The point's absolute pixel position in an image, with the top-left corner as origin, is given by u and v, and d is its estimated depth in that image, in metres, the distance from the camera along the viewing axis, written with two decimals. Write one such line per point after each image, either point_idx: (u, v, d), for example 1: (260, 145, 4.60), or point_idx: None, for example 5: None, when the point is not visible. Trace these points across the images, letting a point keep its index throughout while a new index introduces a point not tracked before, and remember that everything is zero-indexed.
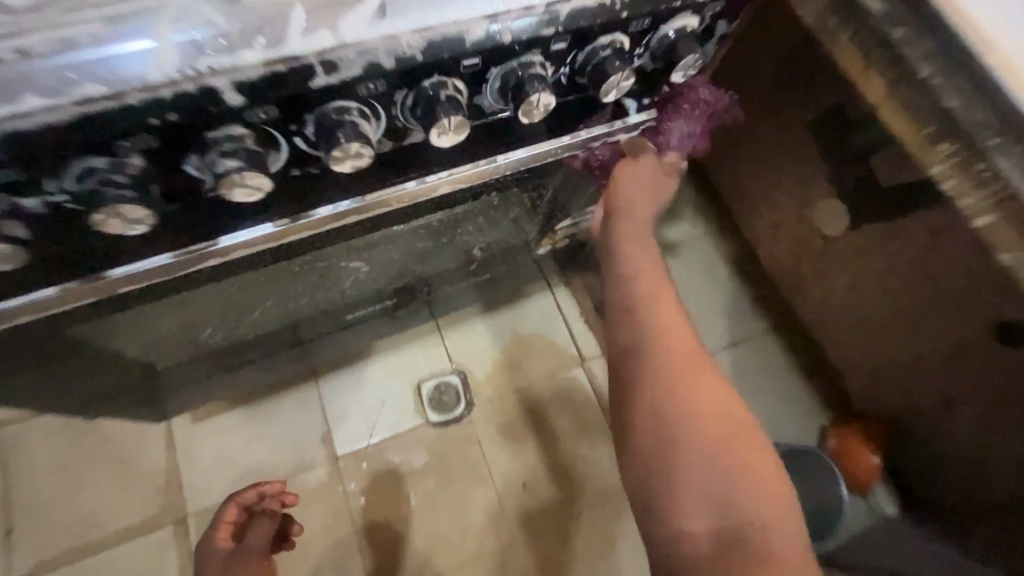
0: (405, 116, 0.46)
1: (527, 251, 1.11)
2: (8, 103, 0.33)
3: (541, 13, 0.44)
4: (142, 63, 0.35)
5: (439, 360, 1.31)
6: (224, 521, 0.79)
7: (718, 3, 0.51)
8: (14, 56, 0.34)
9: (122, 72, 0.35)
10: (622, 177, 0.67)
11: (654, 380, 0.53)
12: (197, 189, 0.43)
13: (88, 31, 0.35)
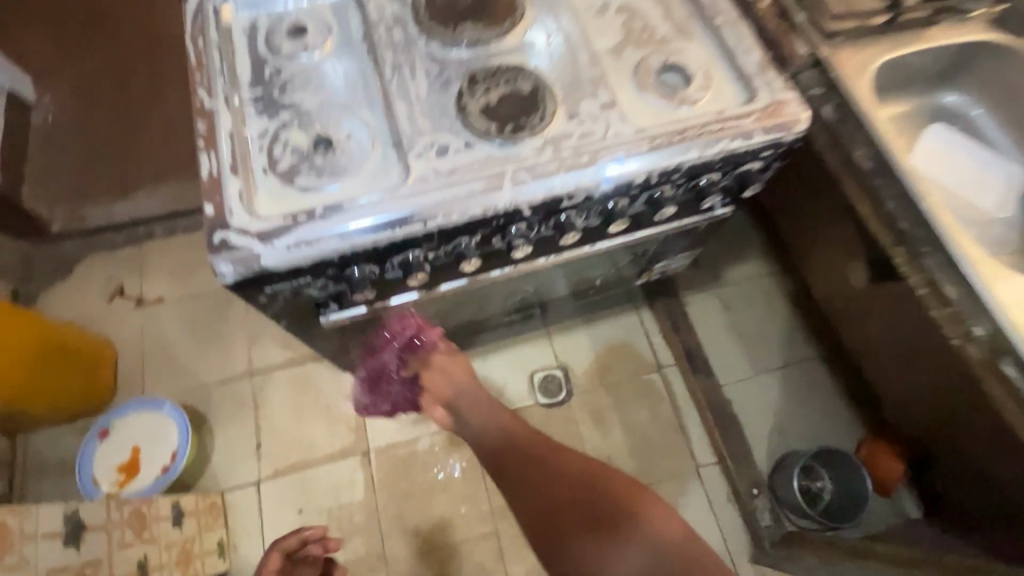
0: (595, 215, 0.87)
1: (625, 282, 1.51)
2: (427, 220, 0.77)
3: (673, 167, 0.84)
4: (418, 216, 0.77)
5: (548, 357, 1.73)
6: (270, 566, 1.12)
7: (774, 154, 0.89)
8: (379, 210, 0.77)
9: (411, 220, 0.77)
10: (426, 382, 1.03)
11: (541, 506, 0.84)
12: (494, 248, 0.87)
13: (450, 186, 0.79)
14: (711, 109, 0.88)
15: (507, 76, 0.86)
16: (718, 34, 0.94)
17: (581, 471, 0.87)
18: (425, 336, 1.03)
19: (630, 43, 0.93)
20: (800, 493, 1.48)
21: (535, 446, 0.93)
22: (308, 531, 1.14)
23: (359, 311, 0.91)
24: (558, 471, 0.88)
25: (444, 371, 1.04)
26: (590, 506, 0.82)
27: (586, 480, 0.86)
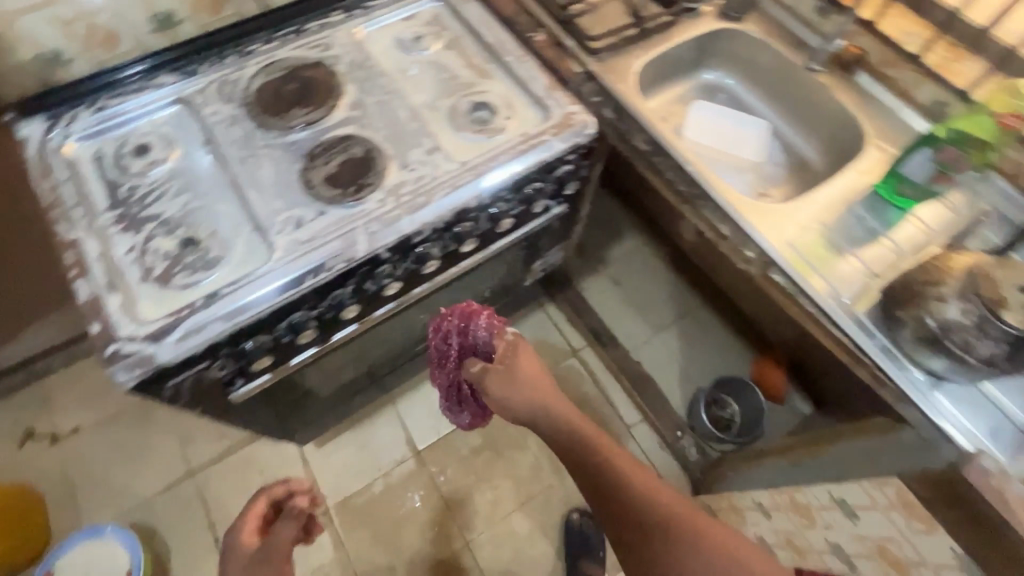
0: (448, 241, 1.02)
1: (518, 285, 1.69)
2: (298, 285, 0.89)
3: (498, 185, 1.01)
4: (289, 284, 0.89)
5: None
6: (253, 512, 1.01)
7: (577, 156, 1.08)
8: (254, 288, 0.88)
9: (284, 289, 0.89)
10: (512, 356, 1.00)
11: (608, 510, 0.83)
12: (370, 293, 1.00)
13: (312, 251, 0.91)
14: (517, 132, 1.06)
15: (340, 146, 1.00)
16: (510, 70, 1.13)
17: (634, 485, 0.83)
18: (471, 328, 1.10)
19: (441, 94, 1.11)
20: (710, 424, 1.73)
21: (584, 439, 0.90)
22: (295, 480, 1.03)
23: (266, 380, 1.01)
24: (608, 477, 0.84)
25: (517, 368, 0.99)
26: (646, 519, 0.80)
27: (632, 493, 0.82)
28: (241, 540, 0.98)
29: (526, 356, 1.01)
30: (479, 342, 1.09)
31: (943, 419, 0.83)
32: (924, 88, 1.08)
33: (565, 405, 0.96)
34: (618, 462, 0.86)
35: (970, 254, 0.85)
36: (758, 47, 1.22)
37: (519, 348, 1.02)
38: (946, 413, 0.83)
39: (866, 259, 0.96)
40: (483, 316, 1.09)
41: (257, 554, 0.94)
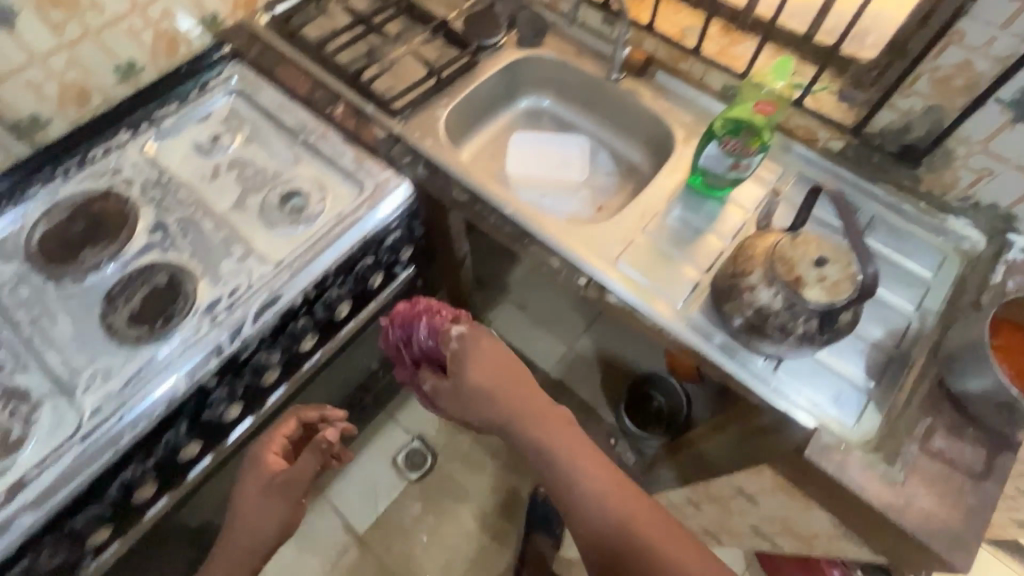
0: (286, 344, 0.98)
1: None
2: (116, 445, 0.82)
3: (320, 275, 0.97)
4: (105, 446, 0.81)
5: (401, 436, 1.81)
6: (281, 433, 0.99)
7: (402, 222, 1.06)
8: (65, 462, 0.80)
9: (100, 453, 0.81)
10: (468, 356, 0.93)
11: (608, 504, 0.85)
12: (212, 422, 0.94)
13: (126, 402, 0.84)
14: (333, 214, 1.03)
15: (141, 278, 0.94)
16: (316, 149, 1.10)
17: (619, 517, 0.84)
18: (415, 330, 1.00)
19: (249, 192, 1.07)
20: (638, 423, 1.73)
21: (576, 475, 0.86)
22: (328, 409, 1.03)
23: (166, 502, 0.96)
24: (596, 509, 0.85)
25: (472, 358, 0.92)
26: (628, 553, 0.82)
27: (620, 528, 0.83)
28: (261, 459, 0.95)
29: (485, 349, 0.93)
30: (426, 346, 1.00)
31: (786, 401, 0.84)
32: (713, 75, 1.12)
33: (564, 434, 0.90)
34: (611, 500, 0.85)
35: (773, 234, 0.87)
36: (561, 67, 1.24)
37: (478, 339, 0.94)
38: (788, 396, 0.84)
39: (694, 259, 0.97)
40: (429, 315, 1.00)
41: (279, 478, 0.93)
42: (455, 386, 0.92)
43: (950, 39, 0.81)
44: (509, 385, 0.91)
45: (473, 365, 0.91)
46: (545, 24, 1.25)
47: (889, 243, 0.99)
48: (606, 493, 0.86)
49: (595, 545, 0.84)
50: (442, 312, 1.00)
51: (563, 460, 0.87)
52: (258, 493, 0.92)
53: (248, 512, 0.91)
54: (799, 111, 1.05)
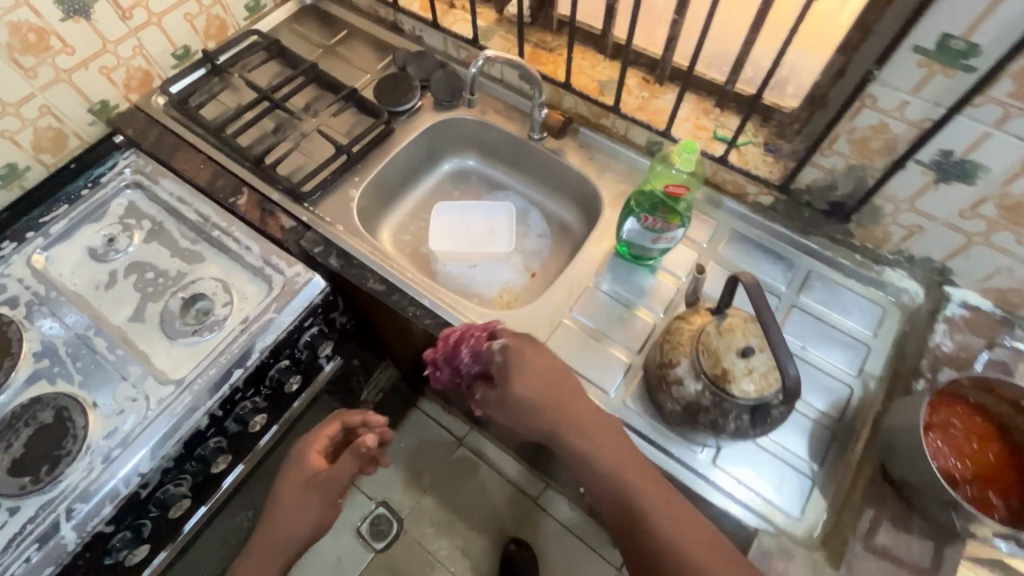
0: (193, 468, 0.91)
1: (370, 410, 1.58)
2: None
3: (225, 390, 0.90)
4: None
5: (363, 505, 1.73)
6: (325, 434, 1.02)
7: (316, 318, 0.99)
8: None
9: None
10: (521, 377, 0.76)
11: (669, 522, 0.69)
12: (117, 565, 0.86)
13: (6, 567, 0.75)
14: (240, 318, 0.96)
15: (25, 416, 0.86)
16: (221, 244, 1.03)
17: (639, 506, 0.71)
18: (457, 352, 0.84)
19: (150, 299, 0.99)
20: None
21: (604, 467, 0.73)
22: (373, 415, 1.05)
23: None
24: (618, 501, 0.72)
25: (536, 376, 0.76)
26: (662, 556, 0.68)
27: (648, 524, 0.70)
28: (306, 454, 0.99)
29: (539, 363, 0.78)
30: (475, 373, 0.82)
31: (721, 496, 0.80)
32: (635, 130, 1.07)
33: (595, 430, 0.75)
34: (644, 496, 0.71)
35: (699, 315, 0.82)
36: (481, 127, 1.19)
37: (521, 353, 0.78)
38: (722, 489, 0.80)
39: (624, 339, 0.92)
40: (465, 338, 0.83)
41: (319, 475, 0.95)
42: (512, 408, 0.76)
43: (862, 103, 0.76)
44: (559, 397, 0.75)
45: (523, 384, 0.76)
46: (461, 83, 1.19)
47: (827, 301, 0.95)
48: (635, 488, 0.72)
49: (624, 541, 0.72)
50: (475, 331, 0.83)
51: (586, 451, 0.74)
52: (298, 489, 0.95)
53: (289, 509, 0.93)
54: (725, 167, 1.00)
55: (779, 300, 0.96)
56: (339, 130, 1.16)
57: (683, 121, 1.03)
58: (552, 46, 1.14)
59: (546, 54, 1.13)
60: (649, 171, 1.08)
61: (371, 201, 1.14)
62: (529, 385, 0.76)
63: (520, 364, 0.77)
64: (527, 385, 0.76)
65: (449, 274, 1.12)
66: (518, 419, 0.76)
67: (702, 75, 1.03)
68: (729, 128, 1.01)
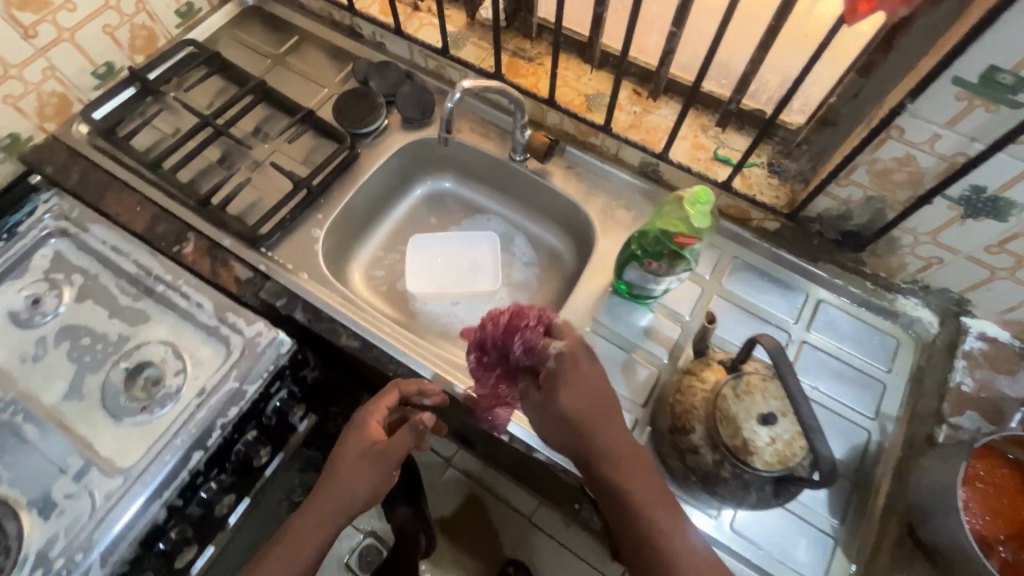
0: (152, 565, 0.80)
1: None
2: None
3: (182, 477, 0.80)
4: None
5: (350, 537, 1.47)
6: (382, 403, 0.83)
7: (284, 381, 0.88)
8: None
9: None
10: (571, 382, 0.69)
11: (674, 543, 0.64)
12: None
13: None
14: (196, 388, 0.85)
15: None
16: (168, 301, 0.90)
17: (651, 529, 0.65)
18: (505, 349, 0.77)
19: (87, 370, 0.87)
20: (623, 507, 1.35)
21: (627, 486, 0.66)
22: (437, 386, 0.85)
23: None
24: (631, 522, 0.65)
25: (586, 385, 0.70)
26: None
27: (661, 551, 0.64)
28: (363, 427, 0.80)
29: (587, 382, 0.70)
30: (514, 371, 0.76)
31: (731, 554, 0.76)
32: (628, 150, 0.97)
33: (624, 446, 0.68)
34: (663, 520, 0.65)
35: (712, 371, 0.75)
36: (456, 147, 1.07)
37: (573, 368, 0.70)
38: (734, 546, 0.76)
39: (628, 391, 0.84)
40: (518, 328, 0.74)
41: (378, 448, 0.77)
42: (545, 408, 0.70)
43: (888, 134, 0.68)
44: (598, 404, 0.69)
45: (566, 394, 0.68)
46: (431, 97, 1.07)
47: (839, 335, 0.89)
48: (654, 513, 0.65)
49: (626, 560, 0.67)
50: (532, 322, 0.74)
51: (611, 467, 0.67)
52: (355, 459, 0.77)
53: (340, 481, 0.76)
54: (727, 192, 0.91)
55: (789, 334, 0.89)
56: (296, 157, 1.03)
57: (680, 140, 0.94)
58: (531, 54, 1.03)
59: (525, 65, 1.02)
60: (642, 194, 0.99)
61: (338, 237, 1.02)
62: (578, 392, 0.69)
63: (575, 374, 0.70)
64: (576, 393, 0.69)
65: (430, 316, 1.03)
66: (544, 413, 0.70)
67: (698, 88, 0.93)
68: (730, 146, 0.92)
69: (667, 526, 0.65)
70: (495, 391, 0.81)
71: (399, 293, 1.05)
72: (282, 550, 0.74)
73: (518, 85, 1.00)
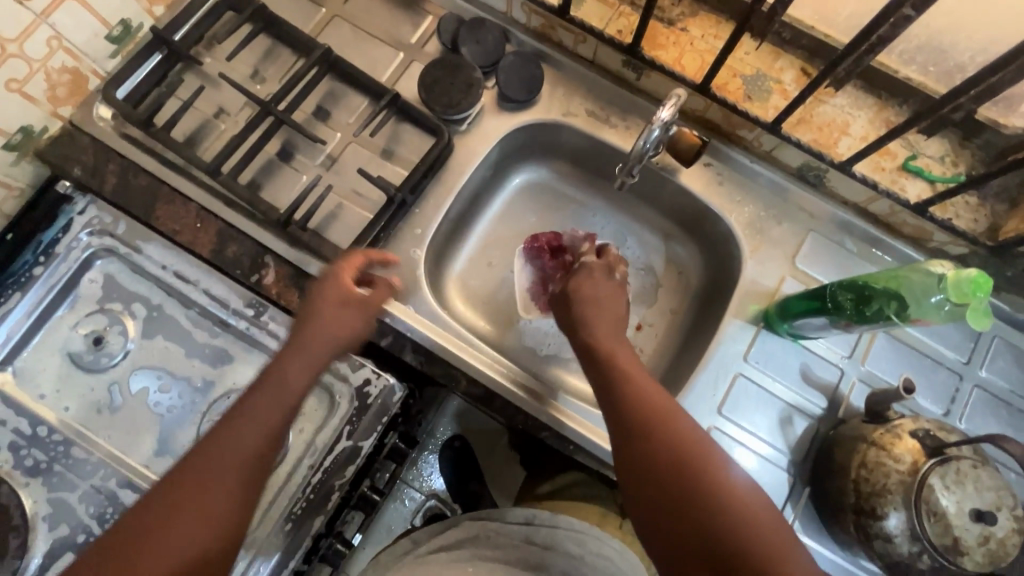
0: None
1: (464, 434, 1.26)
2: None
3: (303, 546, 0.74)
4: None
5: (408, 493, 1.17)
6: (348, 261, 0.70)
7: (389, 434, 0.80)
8: None
9: None
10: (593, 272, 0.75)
11: (636, 390, 0.65)
12: None
13: None
14: (305, 444, 0.76)
15: None
16: (256, 341, 0.78)
17: (651, 421, 0.61)
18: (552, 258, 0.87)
19: (175, 423, 0.77)
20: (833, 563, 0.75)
21: (607, 361, 0.67)
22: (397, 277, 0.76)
23: None
24: (630, 420, 0.62)
25: (594, 283, 0.73)
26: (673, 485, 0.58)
27: (677, 454, 0.59)
28: (335, 280, 0.69)
29: (604, 285, 0.74)
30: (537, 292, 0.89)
31: None
32: (790, 151, 0.79)
33: (600, 308, 0.72)
34: (639, 389, 0.65)
35: (907, 448, 0.65)
36: (566, 133, 0.89)
37: (591, 275, 0.74)
38: None
39: (785, 444, 0.77)
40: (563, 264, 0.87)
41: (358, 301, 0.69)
42: (558, 301, 0.77)
43: None
44: (604, 275, 0.75)
45: (576, 286, 0.74)
46: (539, 68, 0.86)
47: (1014, 375, 0.79)
48: (651, 405, 0.63)
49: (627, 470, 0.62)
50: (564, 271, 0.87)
51: (599, 360, 0.68)
52: (335, 305, 0.67)
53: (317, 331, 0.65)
54: (913, 214, 0.76)
55: (960, 376, 0.79)
56: (379, 150, 0.85)
57: (861, 143, 0.77)
58: (672, 16, 0.81)
59: (664, 30, 0.81)
60: (797, 199, 0.83)
61: (433, 250, 0.87)
62: (593, 284, 0.73)
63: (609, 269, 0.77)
64: (592, 284, 0.74)
65: (539, 337, 0.91)
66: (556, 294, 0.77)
67: (894, 76, 0.75)
68: (925, 154, 0.77)
69: (667, 420, 0.62)
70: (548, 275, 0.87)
71: (501, 307, 0.92)
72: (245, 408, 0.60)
73: (657, 60, 0.80)
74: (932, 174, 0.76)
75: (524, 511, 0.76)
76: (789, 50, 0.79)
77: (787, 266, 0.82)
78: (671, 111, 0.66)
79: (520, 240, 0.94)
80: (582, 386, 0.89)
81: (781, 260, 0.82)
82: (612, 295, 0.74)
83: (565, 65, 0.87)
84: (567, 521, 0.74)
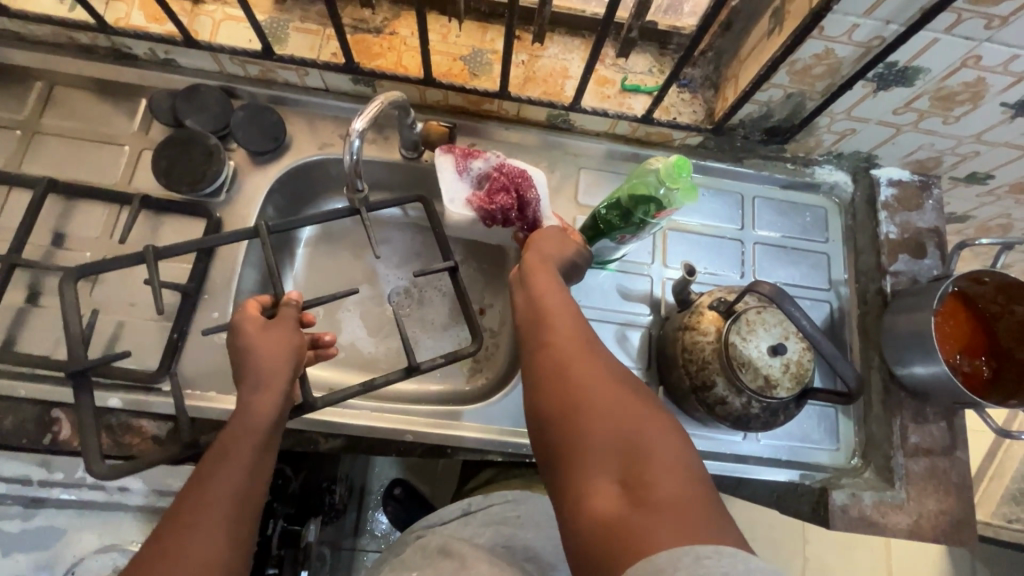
0: None
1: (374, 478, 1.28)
2: None
3: None
4: None
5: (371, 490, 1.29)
6: (246, 318, 0.65)
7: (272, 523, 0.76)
8: None
9: None
10: (540, 240, 0.68)
11: (577, 332, 0.56)
12: None
13: None
14: None
15: None
16: (84, 501, 0.72)
17: (584, 364, 0.52)
18: (496, 178, 0.79)
19: None
20: (728, 434, 0.81)
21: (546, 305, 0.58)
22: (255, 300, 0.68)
23: None
24: (563, 360, 0.53)
25: (564, 245, 0.69)
26: (655, 493, 0.42)
27: (596, 378, 0.51)
28: (243, 322, 0.65)
29: (558, 256, 0.67)
30: (461, 200, 0.79)
31: (806, 448, 0.82)
32: (530, 109, 0.85)
33: (541, 269, 0.63)
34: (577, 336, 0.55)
35: (709, 320, 0.75)
36: (332, 164, 0.88)
37: (562, 237, 0.70)
38: (783, 441, 0.82)
39: (629, 359, 0.84)
40: (508, 181, 0.78)
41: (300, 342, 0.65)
42: (547, 238, 0.69)
43: (809, 35, 0.66)
44: (554, 250, 0.67)
45: (545, 234, 0.69)
46: (276, 113, 0.84)
47: (779, 223, 0.92)
48: (585, 351, 0.54)
49: (570, 484, 0.46)
50: (511, 186, 0.78)
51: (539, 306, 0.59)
52: (290, 351, 0.64)
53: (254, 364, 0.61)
54: (649, 123, 0.85)
55: (741, 241, 0.90)
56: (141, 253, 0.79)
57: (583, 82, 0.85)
58: (377, 25, 0.84)
59: (376, 39, 0.83)
60: (559, 146, 0.90)
61: None
62: (550, 245, 0.68)
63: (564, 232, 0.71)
64: (546, 243, 0.68)
65: (388, 364, 0.90)
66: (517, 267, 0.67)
67: (582, 16, 0.84)
68: (635, 72, 0.86)
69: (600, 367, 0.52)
70: (492, 189, 0.79)
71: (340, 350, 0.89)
72: (191, 549, 0.49)
73: (379, 69, 0.82)
74: (647, 86, 0.85)
75: (461, 503, 0.82)
76: (493, 23, 0.86)
77: (573, 206, 0.88)
78: (366, 118, 0.67)
79: (335, 280, 0.92)
80: (448, 392, 0.89)
81: (565, 204, 0.88)
82: (563, 256, 0.68)
83: (302, 101, 0.87)
84: (499, 496, 0.81)
